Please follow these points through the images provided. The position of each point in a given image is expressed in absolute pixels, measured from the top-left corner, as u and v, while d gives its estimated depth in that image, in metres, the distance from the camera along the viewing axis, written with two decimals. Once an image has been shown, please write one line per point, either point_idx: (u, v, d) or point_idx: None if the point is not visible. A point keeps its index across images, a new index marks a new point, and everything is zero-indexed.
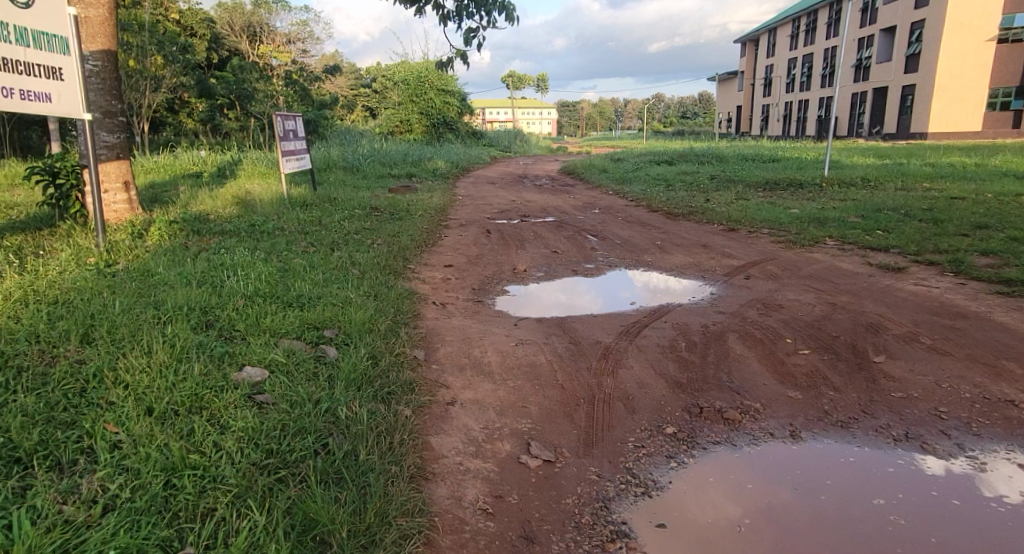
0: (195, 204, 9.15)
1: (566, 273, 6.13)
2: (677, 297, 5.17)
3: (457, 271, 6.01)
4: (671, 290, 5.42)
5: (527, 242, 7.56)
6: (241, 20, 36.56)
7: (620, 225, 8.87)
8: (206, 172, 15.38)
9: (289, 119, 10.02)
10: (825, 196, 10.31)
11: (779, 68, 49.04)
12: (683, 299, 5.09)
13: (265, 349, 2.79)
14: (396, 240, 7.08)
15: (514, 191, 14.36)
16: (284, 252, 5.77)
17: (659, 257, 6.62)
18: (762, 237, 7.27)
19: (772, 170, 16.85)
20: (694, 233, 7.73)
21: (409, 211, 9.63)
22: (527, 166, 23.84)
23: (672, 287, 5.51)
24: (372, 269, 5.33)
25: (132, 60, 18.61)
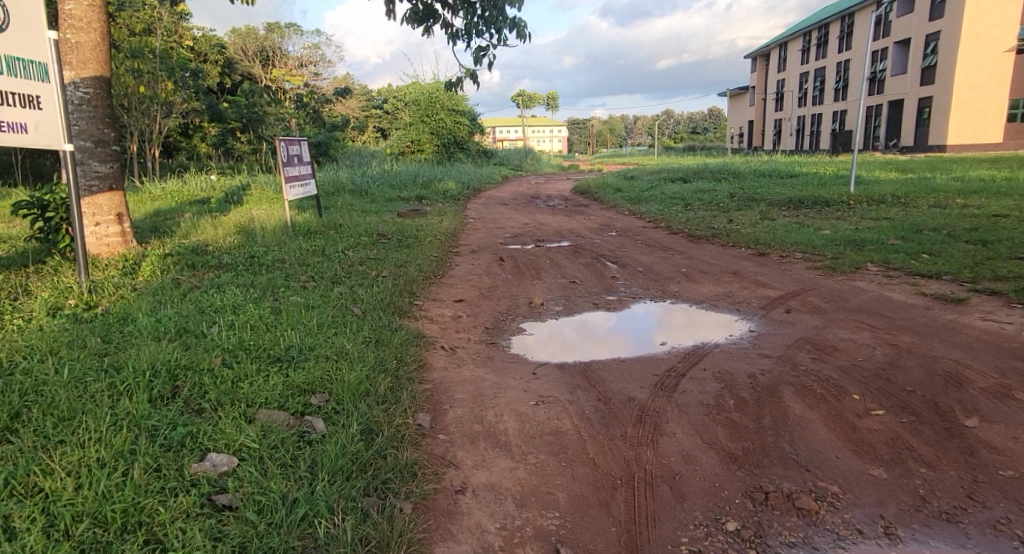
0: (195, 234, 8.83)
1: (586, 307, 5.65)
2: (715, 333, 4.64)
3: (467, 307, 5.55)
4: (706, 324, 4.90)
5: (542, 271, 7.09)
6: (254, 45, 36.99)
7: (640, 249, 8.40)
8: (213, 198, 15.17)
9: (293, 144, 9.67)
10: (856, 214, 9.76)
11: (791, 82, 48.63)
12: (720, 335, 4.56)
13: (233, 429, 2.34)
14: (402, 271, 6.66)
15: (527, 212, 13.97)
16: (280, 290, 5.37)
17: (686, 287, 6.12)
18: (796, 262, 6.75)
19: (794, 186, 16.29)
20: (721, 259, 7.22)
21: (418, 238, 9.23)
22: (539, 185, 23.44)
23: (707, 321, 4.98)
24: (374, 309, 4.91)
25: (143, 86, 18.63)
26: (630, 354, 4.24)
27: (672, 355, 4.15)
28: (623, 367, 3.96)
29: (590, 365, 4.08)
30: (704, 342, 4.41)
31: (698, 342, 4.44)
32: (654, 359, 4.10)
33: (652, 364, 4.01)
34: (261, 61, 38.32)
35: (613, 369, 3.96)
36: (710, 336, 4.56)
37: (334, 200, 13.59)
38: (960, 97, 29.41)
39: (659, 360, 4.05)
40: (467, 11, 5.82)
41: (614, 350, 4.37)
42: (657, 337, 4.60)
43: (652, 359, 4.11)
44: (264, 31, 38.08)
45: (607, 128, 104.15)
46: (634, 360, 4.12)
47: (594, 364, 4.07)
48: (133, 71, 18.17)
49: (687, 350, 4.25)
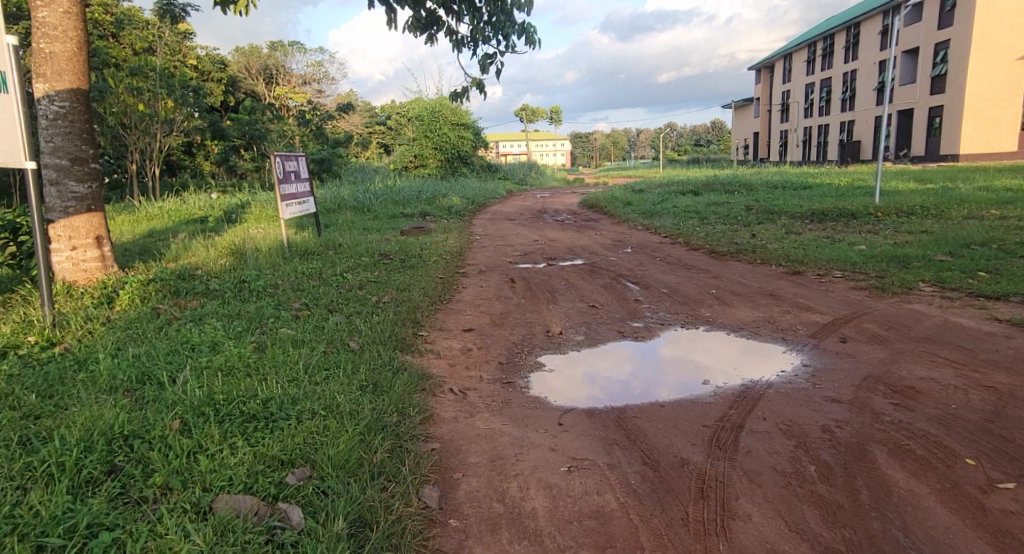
0: (185, 256, 8.31)
1: (611, 336, 5.05)
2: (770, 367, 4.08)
3: (478, 337, 4.97)
4: (757, 356, 4.32)
5: (558, 293, 6.51)
6: (257, 64, 37.19)
7: (661, 268, 7.83)
8: (211, 217, 14.70)
9: (290, 159, 9.16)
10: (887, 227, 9.17)
11: (796, 93, 48.29)
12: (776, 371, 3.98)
13: (175, 530, 1.77)
14: (405, 297, 6.10)
15: (536, 228, 13.47)
16: (270, 323, 4.81)
17: (719, 312, 5.51)
18: (837, 282, 6.15)
19: (809, 198, 15.73)
20: (752, 278, 6.63)
21: (423, 257, 8.69)
22: (544, 199, 22.96)
23: (759, 353, 4.38)
24: (374, 345, 4.34)
25: (142, 103, 18.28)
26: (639, 373, 4.13)
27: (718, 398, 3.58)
28: (634, 392, 3.79)
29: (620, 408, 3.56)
30: (741, 373, 3.98)
31: (713, 363, 4.25)
32: (678, 389, 3.79)
33: (667, 388, 3.83)
34: (265, 79, 38.27)
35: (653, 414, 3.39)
36: (754, 367, 4.08)
37: (335, 218, 13.11)
38: (972, 106, 28.91)
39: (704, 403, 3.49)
40: (474, 17, 5.30)
41: (622, 368, 4.28)
42: (668, 354, 4.48)
43: (672, 386, 3.86)
44: (267, 49, 38.02)
45: (610, 141, 104.05)
46: (647, 382, 3.97)
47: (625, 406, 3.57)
48: (133, 89, 17.83)
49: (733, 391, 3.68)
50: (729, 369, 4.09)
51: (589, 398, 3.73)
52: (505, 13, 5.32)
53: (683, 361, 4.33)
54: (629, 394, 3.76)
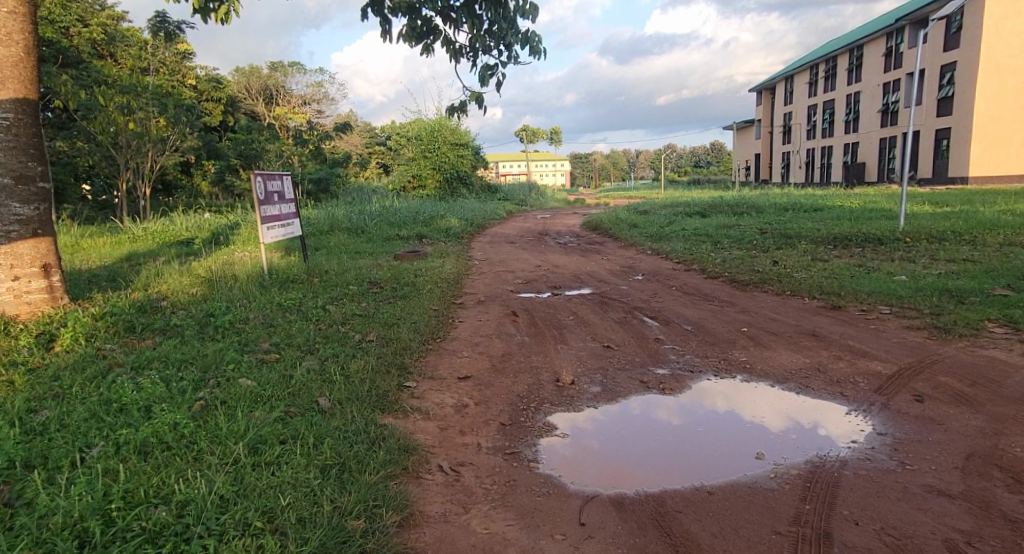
0: (155, 283, 7.57)
1: (633, 388, 4.24)
2: (833, 427, 3.38)
3: (476, 389, 4.18)
4: (795, 408, 3.72)
5: (567, 331, 5.74)
6: (258, 84, 37.56)
7: (679, 301, 7.08)
8: (197, 239, 14.04)
9: (274, 179, 8.48)
10: (922, 255, 8.44)
11: (797, 115, 48.10)
12: (825, 430, 3.35)
13: None
14: (393, 335, 5.32)
15: (538, 252, 12.79)
16: (227, 372, 4.01)
17: (757, 356, 4.72)
18: (888, 320, 5.39)
19: (824, 222, 15.06)
20: (787, 315, 5.88)
21: (416, 285, 7.95)
22: (546, 221, 22.37)
23: (804, 408, 3.71)
24: (348, 404, 3.54)
25: (134, 123, 17.63)
26: (637, 395, 4.11)
27: (732, 451, 3.20)
28: (633, 414, 3.79)
29: (621, 437, 3.44)
30: (747, 404, 3.82)
31: (717, 390, 4.13)
32: (678, 417, 3.70)
33: (667, 415, 3.75)
34: (264, 99, 38.21)
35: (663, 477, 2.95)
36: (765, 402, 3.84)
37: (326, 240, 12.44)
38: (981, 128, 28.43)
39: (722, 465, 3.03)
40: (472, 24, 4.55)
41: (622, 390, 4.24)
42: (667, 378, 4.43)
43: (672, 409, 3.85)
44: (267, 69, 37.94)
45: (610, 162, 104.02)
46: (646, 404, 3.96)
47: (622, 436, 3.46)
48: (123, 106, 17.15)
49: (741, 430, 3.45)
50: (730, 394, 4.06)
51: (587, 421, 3.70)
52: (507, 19, 4.56)
53: (689, 392, 4.15)
54: (629, 421, 3.68)
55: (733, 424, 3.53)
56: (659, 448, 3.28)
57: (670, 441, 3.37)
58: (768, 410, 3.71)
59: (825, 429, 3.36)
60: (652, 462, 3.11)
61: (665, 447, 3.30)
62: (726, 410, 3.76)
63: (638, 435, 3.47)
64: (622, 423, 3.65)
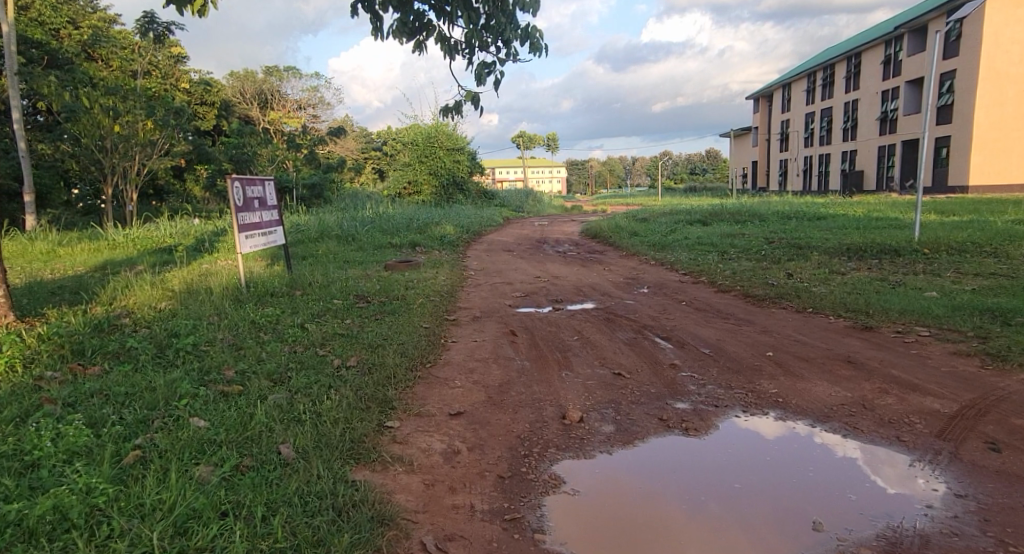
0: (122, 297, 6.98)
1: (650, 428, 3.64)
2: (893, 481, 2.86)
3: (468, 431, 3.57)
4: (844, 453, 3.19)
5: (571, 353, 5.17)
6: (253, 88, 37.10)
7: (691, 319, 6.51)
8: (180, 246, 13.45)
9: (254, 185, 7.90)
10: (948, 268, 7.91)
11: (795, 122, 47.89)
12: (880, 484, 2.84)
13: None
14: (377, 360, 4.73)
15: (537, 261, 12.24)
16: (176, 409, 3.43)
17: (789, 389, 4.13)
18: (930, 344, 4.81)
19: (832, 231, 14.58)
20: (815, 337, 5.32)
21: (407, 299, 7.38)
22: (543, 228, 21.87)
23: (854, 455, 3.17)
24: (313, 455, 2.95)
25: (119, 126, 16.97)
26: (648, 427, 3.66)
27: (769, 506, 2.73)
28: (649, 453, 3.33)
29: (640, 483, 2.99)
30: (777, 443, 3.36)
31: (741, 424, 3.64)
32: (706, 460, 3.21)
33: (691, 456, 3.27)
34: (259, 104, 37.72)
35: (690, 539, 2.50)
36: (805, 443, 3.33)
37: (315, 248, 11.87)
38: (982, 136, 28.06)
39: (761, 528, 2.55)
40: (469, 17, 3.95)
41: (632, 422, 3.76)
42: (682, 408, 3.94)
43: (690, 445, 3.40)
44: (262, 73, 37.45)
45: (607, 169, 103.80)
46: (661, 439, 3.51)
47: (639, 481, 3.01)
48: (109, 108, 16.53)
49: (779, 478, 2.97)
50: (754, 428, 3.59)
51: (598, 463, 3.23)
52: (506, 13, 4.06)
53: (711, 425, 3.65)
54: (647, 463, 3.21)
55: (771, 471, 3.05)
56: (686, 499, 2.81)
57: (698, 491, 2.89)
58: (808, 453, 3.21)
59: (881, 482, 2.86)
60: (680, 522, 2.63)
61: (694, 499, 2.82)
62: (761, 452, 3.27)
63: (659, 479, 3.02)
64: (639, 464, 3.19)
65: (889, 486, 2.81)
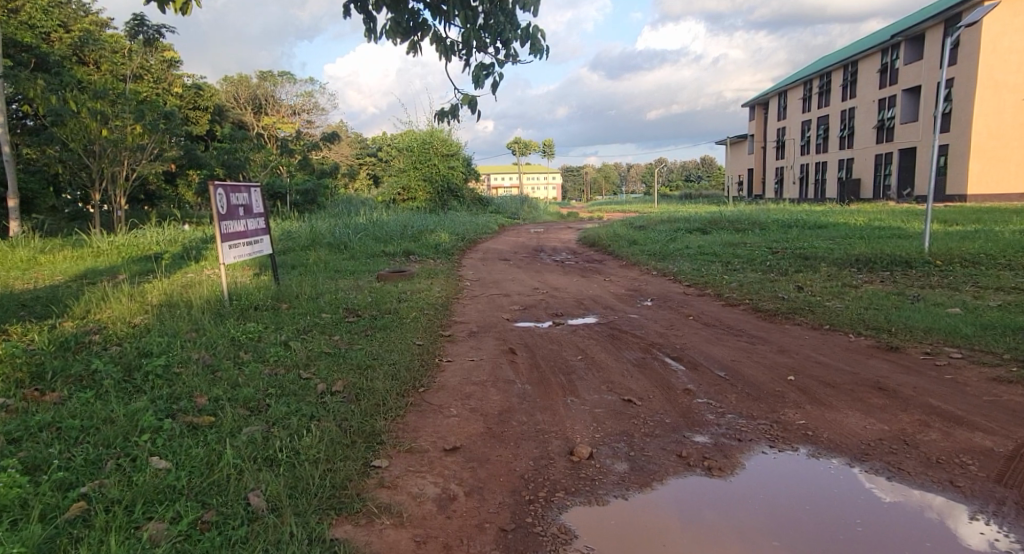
0: (96, 310, 6.55)
1: (669, 467, 3.25)
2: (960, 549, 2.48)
3: (465, 470, 3.17)
4: (888, 501, 2.83)
5: (576, 376, 4.78)
6: (247, 93, 36.71)
7: (701, 336, 6.14)
8: (166, 254, 13.01)
9: (239, 192, 7.50)
10: (966, 282, 7.58)
11: (791, 131, 47.85)
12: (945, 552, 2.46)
13: None
14: (366, 385, 4.31)
15: (535, 271, 11.87)
16: (133, 446, 3.01)
17: (818, 420, 3.76)
18: (964, 368, 4.47)
19: (835, 241, 14.30)
20: (839, 359, 4.96)
21: (399, 313, 6.99)
22: (540, 236, 21.51)
23: (898, 502, 2.82)
24: (285, 507, 2.55)
25: (107, 129, 16.43)
26: (668, 467, 3.27)
27: None
28: (674, 500, 2.94)
29: (665, 544, 2.59)
30: (816, 491, 2.96)
31: (774, 465, 3.24)
32: (737, 511, 2.82)
33: (721, 505, 2.88)
34: (253, 109, 37.35)
35: None
36: (846, 491, 2.95)
37: (305, 257, 11.47)
38: (980, 145, 27.91)
39: None
40: (466, 17, 3.59)
41: (649, 459, 3.36)
42: (704, 443, 3.55)
43: (718, 491, 3.01)
44: (256, 78, 37.04)
45: (602, 175, 103.77)
46: (684, 481, 3.12)
47: (662, 540, 2.61)
48: (97, 112, 16.04)
49: (825, 540, 2.57)
50: (788, 469, 3.20)
51: (616, 514, 2.82)
52: (506, 12, 3.72)
53: (740, 465, 3.26)
54: (671, 513, 2.81)
55: (813, 529, 2.66)
56: None
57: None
58: (853, 504, 2.83)
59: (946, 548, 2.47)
60: None
61: None
62: (797, 500, 2.89)
63: (684, 537, 2.63)
64: (662, 515, 2.80)
65: (938, 544, 2.51)
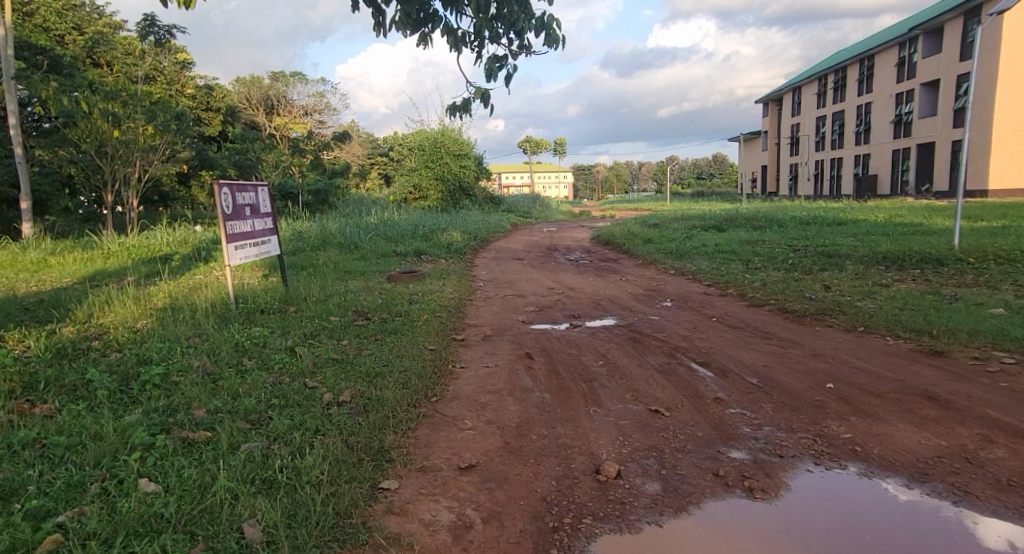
0: (99, 314, 6.36)
1: (706, 488, 2.95)
2: None
3: (481, 493, 2.89)
4: (958, 532, 2.52)
5: (598, 384, 4.49)
6: (259, 94, 36.73)
7: (727, 339, 5.82)
8: (176, 255, 12.88)
9: (245, 191, 7.28)
10: (1006, 281, 7.19)
11: (807, 126, 47.13)
12: None
13: None
14: (375, 395, 4.05)
15: (549, 270, 11.58)
16: (120, 467, 2.77)
17: (865, 433, 3.44)
18: (1020, 376, 4.12)
19: (858, 238, 13.86)
20: (880, 364, 4.63)
21: (410, 315, 6.74)
22: (553, 234, 21.22)
23: (970, 533, 2.51)
24: (282, 540, 2.29)
25: (118, 130, 16.34)
26: (705, 487, 2.96)
27: None
28: (715, 526, 2.63)
29: None
30: (875, 518, 2.65)
31: (823, 486, 2.93)
32: (788, 541, 2.51)
33: (769, 533, 2.57)
34: (265, 109, 37.39)
35: None
36: (909, 518, 2.63)
37: (315, 257, 11.27)
38: (1003, 139, 27.18)
39: None
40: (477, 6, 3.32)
41: (684, 478, 3.06)
42: (744, 459, 3.24)
43: (764, 516, 2.70)
44: (268, 79, 37.02)
45: (613, 173, 103.08)
46: (725, 504, 2.81)
47: None
48: (108, 113, 15.97)
49: None
50: (839, 491, 2.89)
51: (651, 544, 2.52)
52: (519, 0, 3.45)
53: (786, 485, 2.96)
54: (712, 543, 2.51)
55: None
56: None
57: None
58: (918, 534, 2.52)
59: None
60: None
61: None
62: (855, 529, 2.57)
63: None
64: (703, 546, 2.50)
65: None
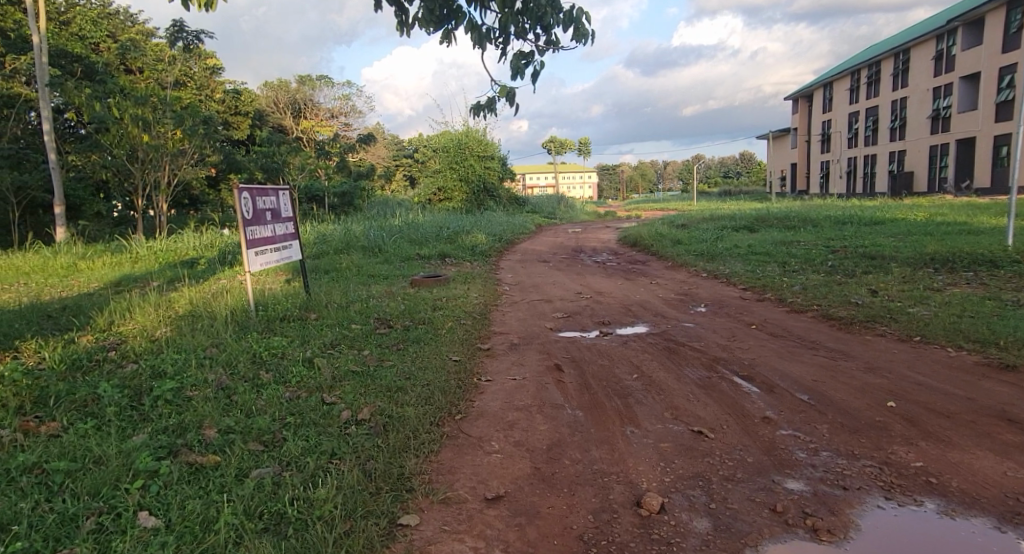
0: (121, 322, 6.27)
1: (763, 527, 2.63)
2: None
3: (510, 530, 2.62)
4: None
5: (634, 401, 4.17)
6: (286, 98, 37.08)
7: (771, 350, 5.45)
8: (202, 259, 12.90)
9: (266, 195, 7.12)
10: None
11: (839, 122, 45.84)
12: None
13: None
14: (396, 413, 3.80)
15: (576, 273, 11.26)
16: (122, 500, 2.61)
17: (939, 462, 3.07)
18: None
19: (900, 238, 13.23)
20: (946, 380, 4.21)
21: (434, 322, 6.51)
22: (578, 235, 20.87)
23: None
24: None
25: (148, 135, 16.48)
26: (765, 528, 2.62)
27: None
28: None
29: None
30: None
31: (902, 528, 2.56)
32: None
33: None
34: (292, 113, 37.75)
35: None
36: None
37: (338, 261, 11.14)
38: None
39: None
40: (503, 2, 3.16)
41: (737, 515, 2.73)
42: (805, 492, 2.89)
43: None
44: (295, 83, 37.33)
45: (638, 173, 102.13)
46: (792, 549, 2.47)
47: None
48: (138, 118, 16.13)
49: None
50: (922, 536, 2.51)
51: None
52: None
53: (860, 526, 2.59)
54: None
55: None
56: None
57: None
58: None
59: None
60: None
61: None
62: None
63: None
64: None
65: None
